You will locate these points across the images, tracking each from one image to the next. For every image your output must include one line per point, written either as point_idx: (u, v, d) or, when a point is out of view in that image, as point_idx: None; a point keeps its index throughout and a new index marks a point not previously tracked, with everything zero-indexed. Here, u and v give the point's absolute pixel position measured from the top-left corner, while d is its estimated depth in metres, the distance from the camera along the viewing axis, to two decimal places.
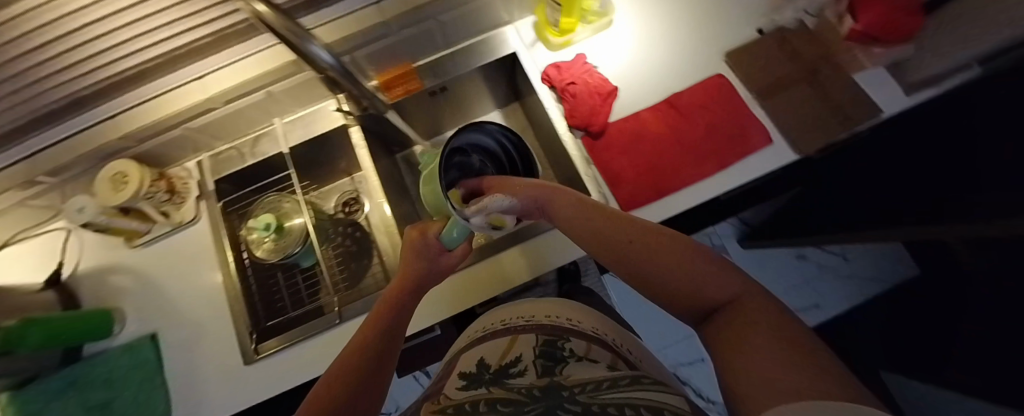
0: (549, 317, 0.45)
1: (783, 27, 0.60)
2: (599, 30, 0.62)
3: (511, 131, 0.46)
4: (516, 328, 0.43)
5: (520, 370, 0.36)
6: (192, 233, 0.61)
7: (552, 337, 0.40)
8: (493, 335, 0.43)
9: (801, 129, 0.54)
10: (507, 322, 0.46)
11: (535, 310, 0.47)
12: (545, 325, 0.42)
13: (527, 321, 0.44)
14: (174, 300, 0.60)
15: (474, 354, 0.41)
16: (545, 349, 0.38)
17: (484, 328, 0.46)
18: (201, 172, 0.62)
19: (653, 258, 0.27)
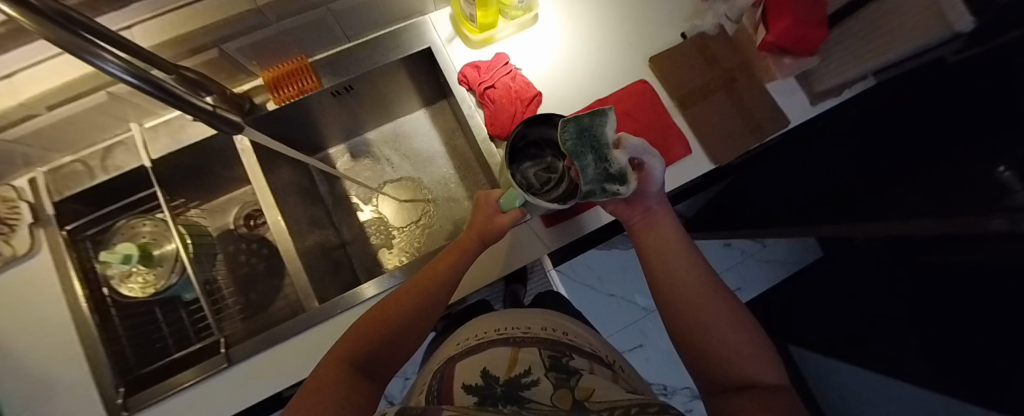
0: (547, 330, 0.47)
1: (705, 32, 0.59)
2: (523, 27, 0.58)
3: None
4: (515, 340, 0.44)
5: (532, 379, 0.35)
6: (29, 268, 0.49)
7: (555, 352, 0.42)
8: (488, 346, 0.44)
9: (717, 141, 0.56)
10: (501, 333, 0.47)
11: (528, 323, 0.49)
12: (547, 340, 0.44)
13: (527, 334, 0.45)
14: (12, 354, 0.48)
15: (472, 365, 0.40)
16: (552, 362, 0.39)
17: (475, 339, 0.47)
18: (38, 191, 0.50)
19: (717, 313, 0.35)
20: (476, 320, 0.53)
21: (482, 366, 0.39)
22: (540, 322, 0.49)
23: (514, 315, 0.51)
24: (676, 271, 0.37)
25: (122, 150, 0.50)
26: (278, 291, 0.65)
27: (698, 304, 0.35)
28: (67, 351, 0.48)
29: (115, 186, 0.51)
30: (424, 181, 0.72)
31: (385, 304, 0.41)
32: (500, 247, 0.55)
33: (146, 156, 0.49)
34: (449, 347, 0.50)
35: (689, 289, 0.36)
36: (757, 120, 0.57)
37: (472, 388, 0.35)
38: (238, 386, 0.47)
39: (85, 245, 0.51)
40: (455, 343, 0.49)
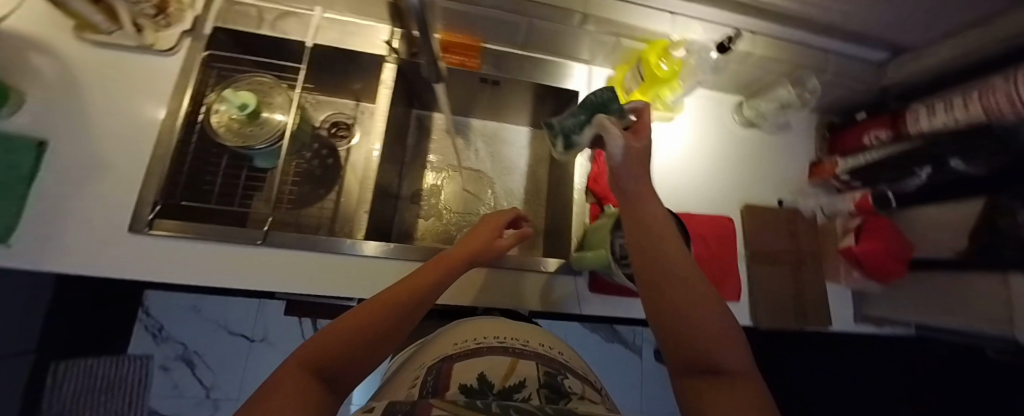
0: (549, 348, 0.41)
1: (800, 209, 0.64)
2: (659, 120, 0.63)
3: None
4: (515, 350, 0.37)
5: (525, 391, 0.28)
6: (157, 63, 0.51)
7: (555, 368, 0.35)
8: (479, 350, 0.37)
9: (764, 305, 0.59)
10: (502, 341, 0.40)
11: (530, 337, 0.42)
12: (547, 357, 0.37)
13: (527, 346, 0.39)
14: (91, 123, 0.49)
15: (470, 365, 0.33)
16: (548, 380, 0.30)
17: (476, 340, 0.39)
18: (208, 10, 0.53)
19: (693, 292, 0.25)
20: (463, 322, 0.45)
21: (481, 369, 0.32)
22: (546, 340, 0.43)
23: (516, 324, 0.45)
24: (653, 243, 0.29)
25: (296, 21, 0.55)
26: (316, 201, 0.68)
27: (668, 282, 0.26)
28: (140, 150, 0.49)
29: (269, 42, 0.55)
30: (492, 184, 0.75)
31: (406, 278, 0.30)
32: (492, 274, 0.54)
33: (310, 37, 0.54)
34: (443, 343, 0.40)
35: (660, 254, 0.28)
36: (807, 308, 0.60)
37: (465, 388, 0.28)
38: (254, 265, 0.48)
39: (211, 71, 0.54)
40: (449, 340, 0.41)
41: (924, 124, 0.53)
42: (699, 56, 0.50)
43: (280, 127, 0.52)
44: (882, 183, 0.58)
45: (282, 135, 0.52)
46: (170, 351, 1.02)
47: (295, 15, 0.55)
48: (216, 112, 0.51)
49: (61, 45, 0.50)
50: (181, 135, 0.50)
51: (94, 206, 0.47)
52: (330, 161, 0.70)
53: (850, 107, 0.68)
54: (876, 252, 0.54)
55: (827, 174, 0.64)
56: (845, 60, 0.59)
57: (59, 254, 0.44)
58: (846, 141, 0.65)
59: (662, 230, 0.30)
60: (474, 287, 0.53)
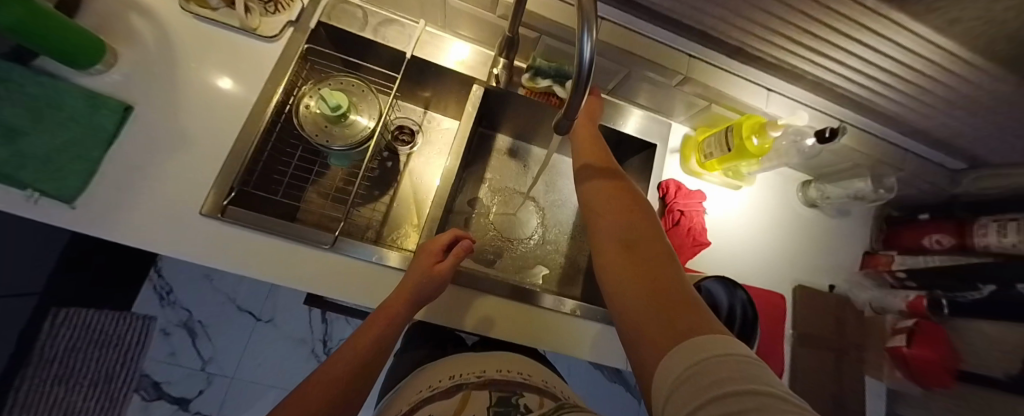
0: (503, 370, 0.41)
1: (849, 298, 0.64)
2: (727, 186, 0.63)
3: (751, 308, 0.49)
4: (470, 383, 0.38)
5: None
6: (258, 47, 0.52)
7: (505, 394, 0.37)
8: (441, 386, 0.38)
9: (804, 390, 0.59)
10: (455, 377, 0.40)
11: (485, 366, 0.42)
12: (498, 381, 0.39)
13: (478, 377, 0.39)
14: (180, 95, 0.48)
15: (426, 414, 0.33)
16: (499, 408, 0.34)
17: (429, 388, 0.38)
18: (315, 4, 0.53)
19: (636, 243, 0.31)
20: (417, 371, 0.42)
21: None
22: (500, 364, 0.43)
23: (473, 355, 0.44)
24: (602, 236, 0.34)
25: (397, 29, 0.55)
26: (372, 201, 0.66)
27: (620, 237, 0.33)
28: (224, 131, 0.48)
29: (367, 45, 0.55)
30: (542, 214, 0.75)
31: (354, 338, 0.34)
32: (451, 294, 0.50)
33: (411, 49, 0.54)
34: (400, 399, 0.37)
35: (612, 240, 0.32)
36: (844, 399, 0.60)
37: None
38: (321, 270, 0.47)
39: (306, 63, 0.54)
40: (406, 394, 0.38)
41: (991, 241, 0.54)
42: (792, 139, 0.51)
43: (366, 132, 0.52)
44: (939, 290, 0.59)
45: (364, 139, 0.51)
46: (173, 318, 0.85)
47: (398, 23, 0.55)
48: (306, 106, 0.51)
49: (163, 13, 0.50)
50: (267, 123, 0.49)
51: (165, 178, 0.45)
52: (389, 165, 0.69)
53: (905, 205, 0.70)
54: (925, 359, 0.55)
55: (881, 267, 0.63)
56: (917, 162, 0.60)
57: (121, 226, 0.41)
58: (901, 238, 0.65)
59: (618, 211, 0.35)
60: (430, 303, 0.49)
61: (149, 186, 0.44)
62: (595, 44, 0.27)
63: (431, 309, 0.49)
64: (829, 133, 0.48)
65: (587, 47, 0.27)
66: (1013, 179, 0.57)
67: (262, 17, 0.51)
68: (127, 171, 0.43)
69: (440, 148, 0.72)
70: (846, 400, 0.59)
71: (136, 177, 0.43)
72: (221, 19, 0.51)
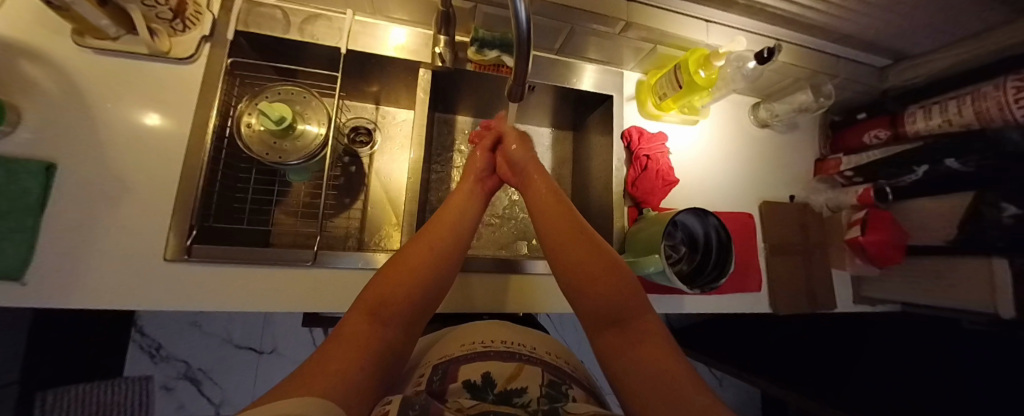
0: (551, 356, 0.43)
1: (808, 204, 0.70)
2: (684, 123, 0.66)
3: (725, 230, 0.52)
4: (523, 356, 0.40)
5: (525, 399, 0.32)
6: (179, 72, 0.47)
7: (556, 379, 0.38)
8: (493, 354, 0.40)
9: (782, 292, 0.65)
10: (511, 345, 0.42)
11: (536, 344, 0.44)
12: (549, 364, 0.40)
13: (531, 352, 0.42)
14: (107, 143, 0.44)
15: (476, 367, 0.37)
16: (550, 390, 0.35)
17: (482, 344, 0.42)
18: (228, 13, 0.49)
19: (611, 299, 0.36)
20: (479, 324, 0.48)
21: (486, 369, 0.37)
22: (548, 346, 0.45)
23: (531, 334, 0.47)
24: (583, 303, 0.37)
25: (326, 25, 0.51)
26: (345, 209, 0.64)
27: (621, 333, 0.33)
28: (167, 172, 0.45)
29: (298, 48, 0.51)
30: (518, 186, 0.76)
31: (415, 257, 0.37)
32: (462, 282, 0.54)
33: (345, 43, 0.51)
34: (452, 343, 0.43)
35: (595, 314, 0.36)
36: (817, 293, 0.66)
37: (470, 387, 0.34)
38: (309, 289, 0.46)
39: (235, 79, 0.50)
40: (457, 341, 0.43)
41: (919, 127, 0.59)
42: (736, 66, 0.53)
43: (318, 142, 0.49)
44: (882, 178, 0.65)
45: (317, 148, 0.49)
46: (172, 371, 0.83)
47: (325, 17, 0.51)
48: (247, 125, 0.48)
49: (57, 55, 0.44)
50: (211, 151, 0.46)
51: (118, 232, 0.42)
52: (353, 169, 0.67)
53: (846, 108, 0.75)
54: (879, 243, 0.62)
55: (831, 171, 0.69)
56: (849, 66, 0.64)
57: (84, 290, 0.40)
58: (847, 140, 0.70)
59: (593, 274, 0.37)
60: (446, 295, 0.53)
61: (107, 246, 0.42)
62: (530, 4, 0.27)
63: None
64: (766, 54, 0.50)
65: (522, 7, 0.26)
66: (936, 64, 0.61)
67: (171, 37, 0.47)
68: (76, 236, 0.41)
69: (401, 141, 0.70)
70: (817, 294, 0.66)
71: (91, 240, 0.41)
72: (126, 48, 0.46)
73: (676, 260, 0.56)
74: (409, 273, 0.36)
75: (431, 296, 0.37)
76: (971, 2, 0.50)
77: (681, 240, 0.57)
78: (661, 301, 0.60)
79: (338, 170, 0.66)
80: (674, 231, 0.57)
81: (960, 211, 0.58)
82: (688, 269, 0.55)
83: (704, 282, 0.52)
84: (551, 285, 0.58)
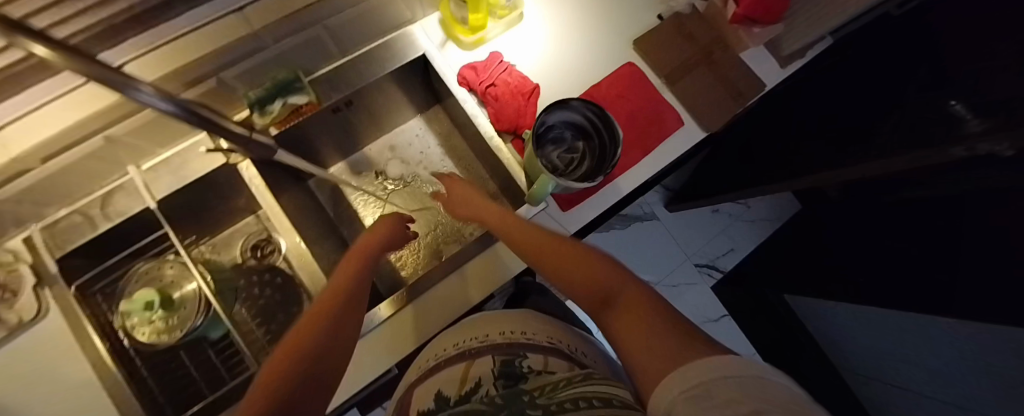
0: (505, 333, 0.42)
1: (679, 13, 0.63)
2: (510, 26, 0.60)
3: (594, 102, 0.48)
4: (471, 352, 0.39)
5: (480, 395, 0.33)
6: (42, 329, 0.47)
7: (509, 355, 0.37)
8: (445, 364, 0.39)
9: (707, 110, 0.61)
10: (460, 344, 0.42)
11: (486, 328, 0.43)
12: (501, 344, 0.39)
13: (482, 342, 0.40)
14: None
15: (428, 388, 0.36)
16: (504, 369, 0.35)
17: (436, 358, 0.41)
18: (36, 250, 0.47)
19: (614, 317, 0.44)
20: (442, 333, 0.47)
21: (437, 387, 0.36)
22: (498, 320, 0.44)
23: (481, 318, 0.46)
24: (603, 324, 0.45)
25: (125, 195, 0.49)
26: (298, 318, 0.64)
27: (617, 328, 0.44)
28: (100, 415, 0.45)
29: (120, 234, 0.49)
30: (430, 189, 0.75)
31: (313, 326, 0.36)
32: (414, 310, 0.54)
33: (150, 197, 0.48)
34: (414, 369, 0.44)
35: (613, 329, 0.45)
36: (740, 86, 0.62)
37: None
38: None
39: (96, 298, 0.49)
40: (416, 366, 0.44)
41: None
42: None
43: (200, 295, 0.49)
44: None
45: (207, 298, 0.49)
46: None
47: (118, 190, 0.49)
48: (134, 327, 0.47)
49: None
50: (122, 371, 0.46)
51: None
52: (280, 280, 0.65)
53: None
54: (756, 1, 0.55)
55: None
56: None
57: None
58: None
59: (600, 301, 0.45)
60: (408, 331, 0.53)
61: None
62: (159, 88, 0.22)
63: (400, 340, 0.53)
64: None
65: (149, 98, 0.22)
66: None
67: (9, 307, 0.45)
68: None
69: None
70: (740, 87, 0.61)
71: None
72: None
73: (575, 157, 0.53)
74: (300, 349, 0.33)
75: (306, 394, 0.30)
76: None
77: (573, 136, 0.53)
78: (598, 200, 0.58)
79: (266, 290, 0.65)
80: (561, 133, 0.53)
81: None
82: (592, 156, 0.52)
83: (606, 164, 0.48)
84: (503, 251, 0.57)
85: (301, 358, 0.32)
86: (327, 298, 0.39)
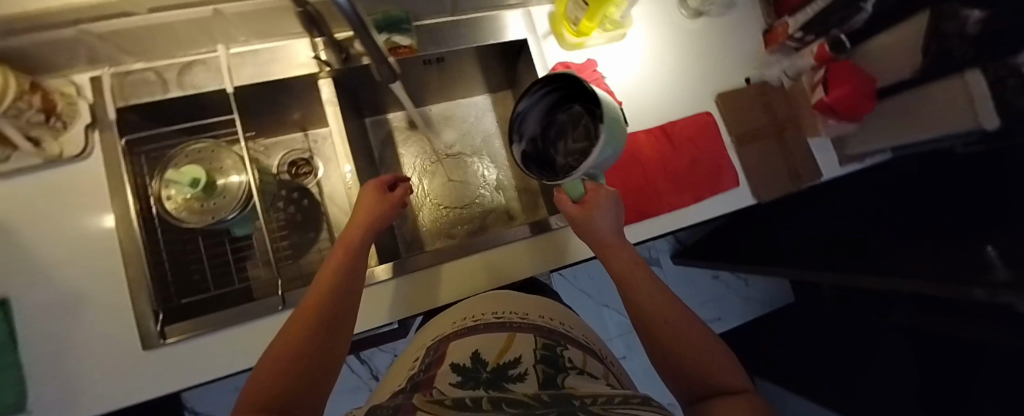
0: (545, 318, 0.44)
1: (766, 82, 0.66)
2: (612, 40, 0.61)
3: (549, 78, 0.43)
4: (513, 325, 0.40)
5: (520, 370, 0.32)
6: (80, 170, 0.46)
7: (551, 341, 0.38)
8: (484, 327, 0.40)
9: (762, 180, 0.63)
10: (501, 316, 0.43)
11: (530, 309, 0.45)
12: (544, 328, 0.41)
13: (523, 319, 0.42)
14: (46, 261, 0.44)
15: (465, 345, 0.37)
16: (545, 354, 0.35)
17: (474, 319, 0.42)
18: (100, 94, 0.46)
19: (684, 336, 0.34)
20: (476, 298, 0.48)
21: (475, 348, 0.36)
22: (543, 311, 0.46)
23: (519, 296, 0.48)
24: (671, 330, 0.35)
25: (204, 71, 0.48)
26: (312, 244, 0.64)
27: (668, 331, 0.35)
28: (107, 271, 0.45)
29: (185, 104, 0.49)
30: (475, 165, 0.75)
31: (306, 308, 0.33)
32: (433, 273, 0.54)
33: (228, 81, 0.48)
34: (443, 322, 0.44)
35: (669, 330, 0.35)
36: (799, 168, 0.64)
37: (459, 369, 0.33)
38: None
39: (138, 158, 0.48)
40: (448, 320, 0.44)
41: None
42: None
43: (244, 189, 0.49)
44: (834, 27, 0.59)
45: (249, 195, 0.49)
46: None
47: (200, 63, 0.49)
48: (168, 198, 0.46)
49: None
50: (144, 235, 0.45)
51: (96, 339, 0.43)
52: (306, 202, 0.65)
53: None
54: (845, 96, 0.57)
55: (780, 39, 0.64)
56: None
57: (85, 398, 0.42)
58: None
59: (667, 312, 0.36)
60: (419, 293, 0.53)
61: (87, 358, 0.43)
62: None
63: (410, 297, 0.53)
64: None
65: None
66: None
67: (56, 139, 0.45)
68: (57, 358, 0.42)
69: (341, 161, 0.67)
70: (799, 169, 0.64)
71: (71, 358, 0.42)
72: (20, 165, 0.44)
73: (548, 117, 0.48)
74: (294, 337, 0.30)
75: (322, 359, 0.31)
76: None
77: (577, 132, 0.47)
78: (638, 228, 0.59)
79: (291, 207, 0.64)
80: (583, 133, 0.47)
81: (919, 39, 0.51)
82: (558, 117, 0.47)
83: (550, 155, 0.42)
84: (536, 247, 0.57)
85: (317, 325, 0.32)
86: (322, 280, 0.37)
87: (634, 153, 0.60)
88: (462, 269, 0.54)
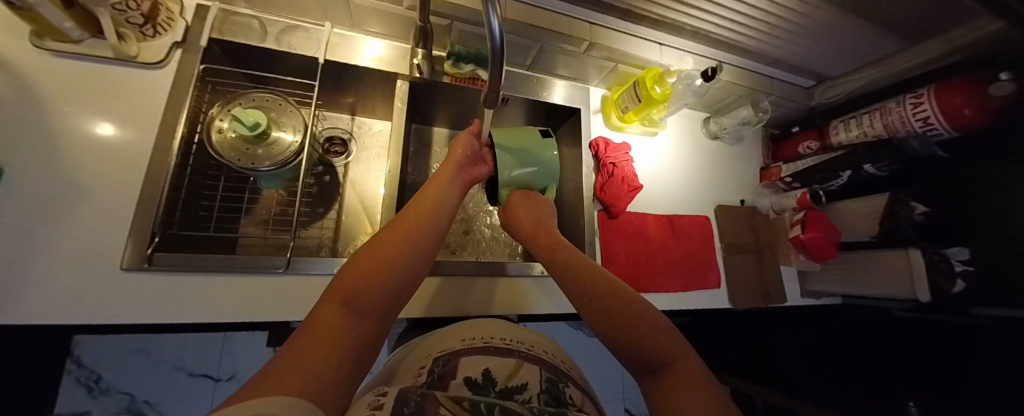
0: (546, 353, 0.41)
1: (757, 207, 0.78)
2: (646, 134, 0.73)
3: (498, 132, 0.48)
4: (521, 354, 0.37)
5: (526, 396, 0.30)
6: (144, 75, 0.47)
7: (554, 376, 0.35)
8: (495, 350, 0.37)
9: (740, 290, 0.70)
10: (509, 343, 0.40)
11: (534, 341, 0.42)
12: (549, 363, 0.37)
13: (528, 350, 0.39)
14: (64, 146, 0.42)
15: (476, 361, 0.35)
16: (550, 387, 0.32)
17: (483, 340, 0.40)
18: (201, 21, 0.51)
19: (624, 316, 0.32)
20: (477, 321, 0.45)
21: (486, 365, 0.34)
22: (545, 346, 0.42)
23: (522, 329, 0.45)
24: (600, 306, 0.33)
25: (303, 36, 0.54)
26: (316, 219, 0.62)
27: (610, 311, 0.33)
28: (121, 177, 0.43)
29: (274, 57, 0.53)
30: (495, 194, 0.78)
31: (391, 232, 0.34)
32: (443, 284, 0.54)
33: (322, 54, 0.54)
34: (451, 338, 0.41)
35: (602, 318, 0.33)
36: (770, 289, 0.73)
37: (471, 383, 0.31)
38: (277, 299, 0.45)
39: (207, 85, 0.51)
40: (457, 335, 0.41)
41: (842, 137, 0.68)
42: (685, 83, 0.60)
43: (293, 147, 0.50)
44: (815, 184, 0.73)
45: (290, 153, 0.49)
46: (112, 405, 0.75)
47: (303, 29, 0.54)
48: (219, 130, 0.47)
49: (13, 57, 0.42)
50: (178, 155, 0.45)
51: (70, 242, 0.39)
52: (327, 178, 0.65)
53: (784, 122, 0.84)
54: (817, 239, 0.70)
55: (773, 178, 0.78)
56: (781, 87, 0.72)
57: (26, 301, 0.36)
58: (785, 150, 0.79)
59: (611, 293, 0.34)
60: (418, 297, 0.52)
61: (48, 259, 0.38)
62: (502, 17, 0.29)
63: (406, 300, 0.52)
64: (710, 72, 0.56)
65: (495, 22, 0.29)
66: (847, 86, 0.70)
67: (138, 42, 0.47)
68: (9, 251, 0.37)
69: (377, 152, 0.69)
70: (769, 288, 0.72)
71: (28, 252, 0.38)
72: (89, 52, 0.45)
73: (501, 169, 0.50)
74: (375, 260, 0.31)
75: (410, 291, 0.32)
76: (864, 40, 0.60)
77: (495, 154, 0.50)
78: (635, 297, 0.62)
79: (312, 178, 0.64)
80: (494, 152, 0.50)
81: (879, 210, 0.67)
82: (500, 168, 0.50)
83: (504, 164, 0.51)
84: (536, 288, 0.59)
85: (407, 250, 0.33)
86: (414, 212, 0.37)
87: (643, 230, 0.67)
88: (462, 287, 0.55)
